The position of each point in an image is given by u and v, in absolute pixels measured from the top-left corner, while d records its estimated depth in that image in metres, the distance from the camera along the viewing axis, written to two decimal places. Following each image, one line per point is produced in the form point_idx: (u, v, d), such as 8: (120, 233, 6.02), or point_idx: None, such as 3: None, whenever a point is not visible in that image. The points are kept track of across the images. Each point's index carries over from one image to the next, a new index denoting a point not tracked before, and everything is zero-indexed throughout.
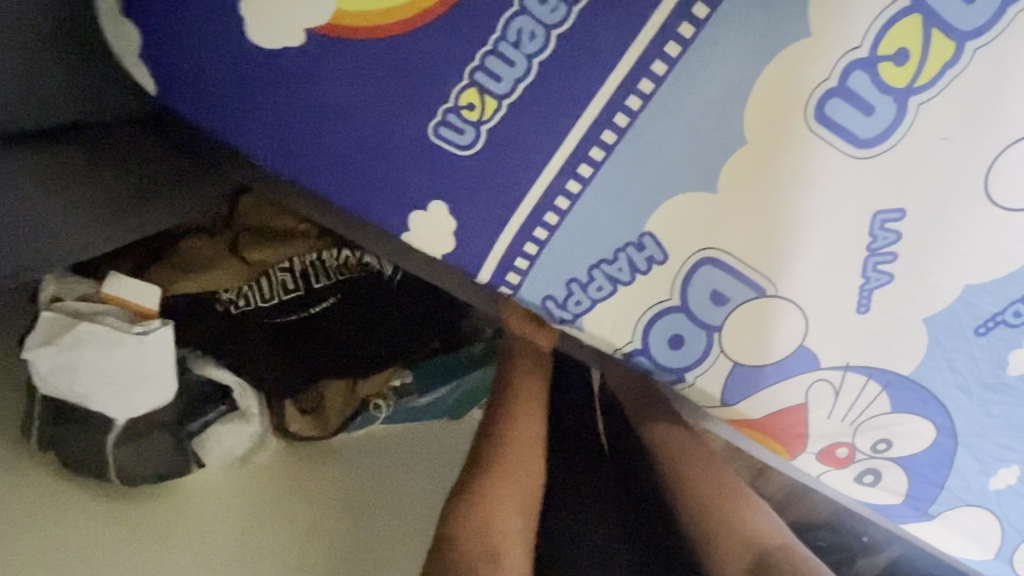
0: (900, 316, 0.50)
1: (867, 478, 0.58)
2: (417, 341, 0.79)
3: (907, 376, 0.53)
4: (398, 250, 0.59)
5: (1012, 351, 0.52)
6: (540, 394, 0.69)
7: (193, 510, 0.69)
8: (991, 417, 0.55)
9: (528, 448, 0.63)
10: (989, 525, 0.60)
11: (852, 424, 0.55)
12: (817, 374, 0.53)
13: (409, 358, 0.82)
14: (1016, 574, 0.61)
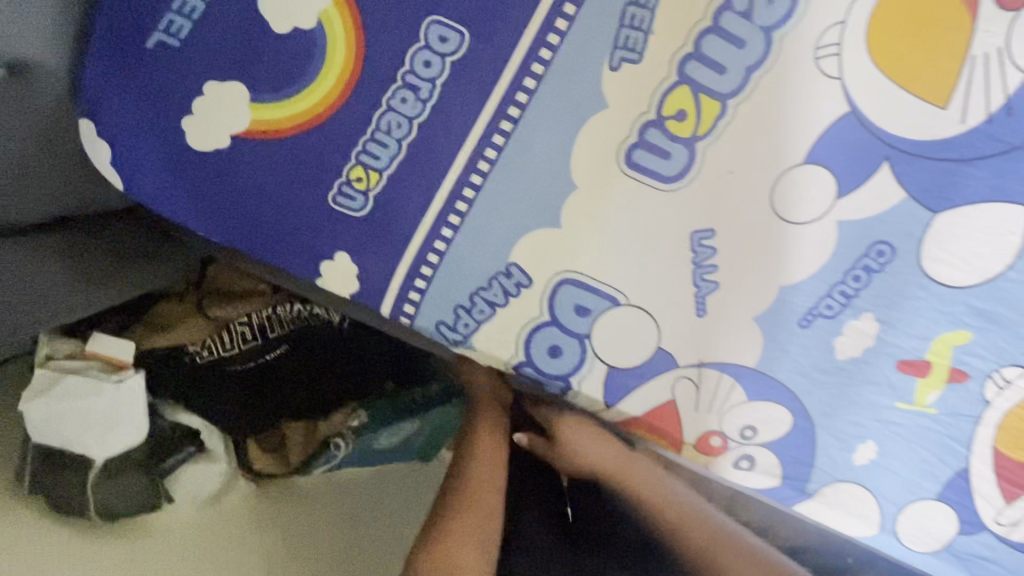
0: (733, 317, 0.62)
1: (743, 464, 0.66)
2: (368, 381, 0.90)
3: (754, 368, 0.63)
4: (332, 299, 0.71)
5: (834, 339, 0.62)
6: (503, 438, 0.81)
7: (164, 546, 0.77)
8: (835, 397, 0.64)
9: (480, 497, 0.76)
10: (867, 500, 0.66)
11: (718, 414, 0.64)
12: (678, 372, 0.63)
13: (364, 394, 0.91)
14: (904, 547, 0.67)
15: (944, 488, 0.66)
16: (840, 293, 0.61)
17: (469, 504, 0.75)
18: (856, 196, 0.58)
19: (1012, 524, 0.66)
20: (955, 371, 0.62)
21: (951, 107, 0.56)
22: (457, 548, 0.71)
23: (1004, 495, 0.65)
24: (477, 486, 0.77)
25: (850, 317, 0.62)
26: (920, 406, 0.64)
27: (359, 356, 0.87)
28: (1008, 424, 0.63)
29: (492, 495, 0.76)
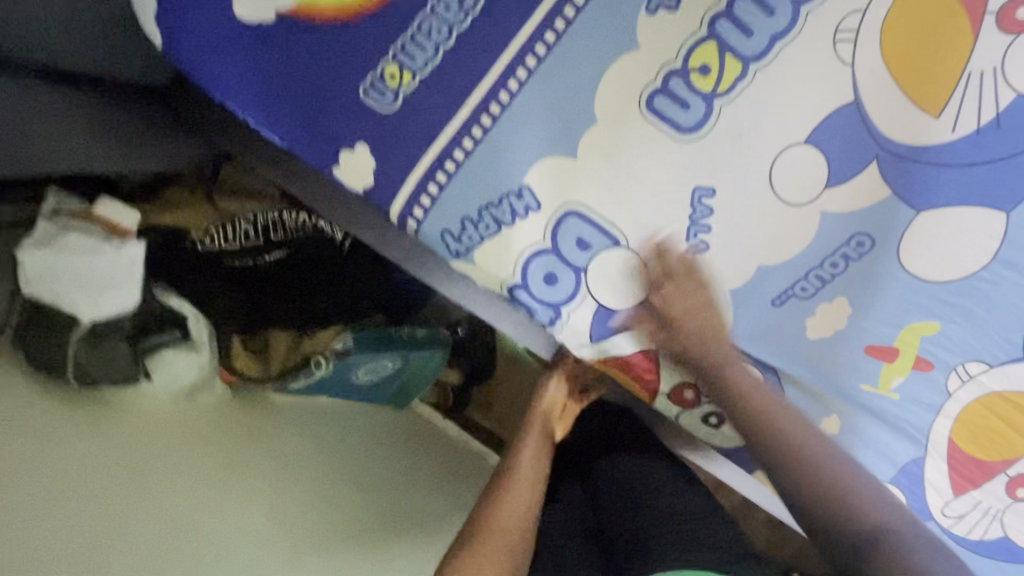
0: (721, 282, 0.63)
1: (711, 420, 0.70)
2: (358, 308, 0.91)
3: (730, 336, 0.65)
4: (353, 213, 0.73)
5: (807, 319, 0.64)
6: (542, 477, 0.75)
7: (133, 430, 0.76)
8: (810, 370, 0.65)
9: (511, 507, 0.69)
10: None
11: (694, 372, 0.67)
12: (658, 325, 0.65)
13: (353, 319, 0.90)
14: None
15: (898, 472, 0.68)
16: (815, 276, 0.62)
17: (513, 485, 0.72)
18: (849, 184, 0.60)
19: (954, 516, 0.69)
20: (920, 359, 0.64)
21: (943, 117, 0.57)
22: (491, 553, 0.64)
23: (952, 486, 0.68)
24: (504, 534, 0.66)
25: (822, 301, 0.63)
26: (883, 391, 0.66)
27: (353, 278, 0.90)
28: (964, 417, 0.65)
29: (518, 556, 0.65)
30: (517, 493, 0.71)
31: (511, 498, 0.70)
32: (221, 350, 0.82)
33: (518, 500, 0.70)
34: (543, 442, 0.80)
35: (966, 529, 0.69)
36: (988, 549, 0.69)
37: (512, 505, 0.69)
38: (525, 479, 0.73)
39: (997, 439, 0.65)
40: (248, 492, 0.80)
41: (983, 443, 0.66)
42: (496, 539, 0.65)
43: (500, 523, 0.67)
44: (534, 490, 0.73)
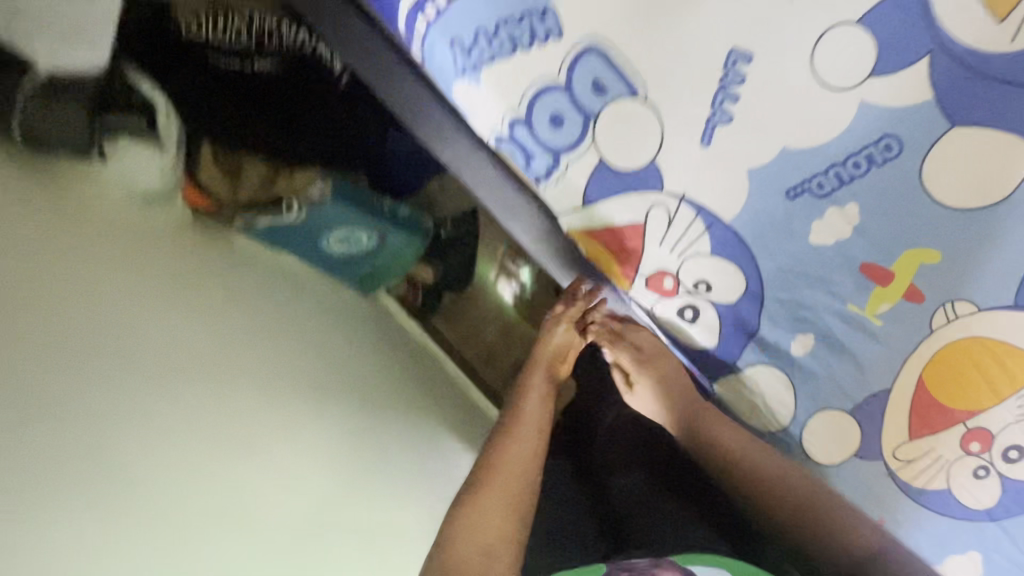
0: (732, 162, 0.59)
1: (688, 311, 0.70)
2: (339, 153, 0.86)
3: (730, 225, 0.61)
4: (354, 32, 0.71)
5: (811, 219, 0.61)
6: (544, 424, 0.74)
7: (97, 214, 0.73)
8: (802, 276, 0.64)
9: (508, 474, 0.66)
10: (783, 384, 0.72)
11: (678, 257, 0.64)
12: (653, 200, 0.62)
13: (328, 165, 0.85)
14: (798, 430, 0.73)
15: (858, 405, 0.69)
16: (834, 175, 0.58)
17: (512, 439, 0.70)
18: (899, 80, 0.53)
19: (904, 460, 0.68)
20: (913, 289, 0.61)
21: (1009, 22, 0.48)
22: (488, 509, 0.62)
23: (909, 428, 0.66)
24: (508, 489, 0.64)
25: (833, 203, 0.60)
26: (867, 315, 0.64)
27: (340, 118, 0.86)
28: (938, 358, 0.63)
29: (526, 500, 0.65)
30: (521, 441, 0.70)
31: (515, 448, 0.69)
32: (191, 156, 0.79)
33: (520, 448, 0.69)
34: (544, 394, 0.78)
35: (913, 475, 0.68)
36: (929, 501, 0.68)
37: (514, 459, 0.68)
38: (526, 437, 0.71)
39: (970, 389, 0.62)
40: (211, 318, 0.78)
41: (952, 389, 0.63)
42: (501, 485, 0.64)
43: (502, 472, 0.66)
44: (538, 437, 0.72)
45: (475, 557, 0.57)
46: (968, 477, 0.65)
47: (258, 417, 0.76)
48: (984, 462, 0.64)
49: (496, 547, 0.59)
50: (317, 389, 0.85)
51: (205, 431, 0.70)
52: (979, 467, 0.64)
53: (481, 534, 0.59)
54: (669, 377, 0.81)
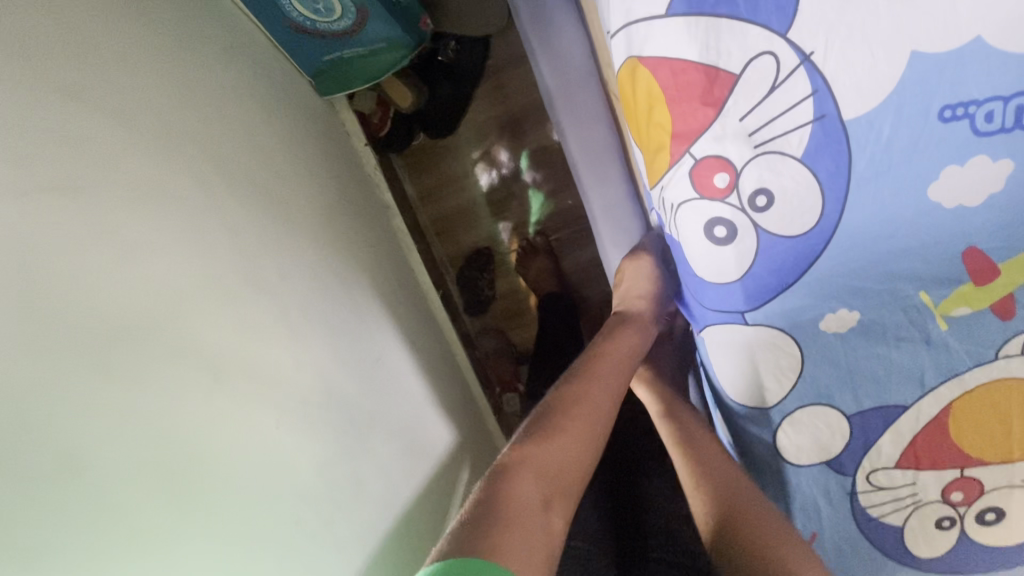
0: (898, 26, 0.38)
1: (718, 230, 0.48)
2: None
3: (843, 121, 0.42)
4: None
5: (946, 162, 0.41)
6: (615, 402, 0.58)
7: None
8: (891, 242, 0.45)
9: (559, 456, 0.50)
10: (788, 368, 0.54)
11: (754, 145, 0.44)
12: (771, 44, 0.41)
13: None
14: (772, 425, 0.57)
15: (859, 415, 0.54)
16: (1015, 109, 0.39)
17: (571, 418, 0.53)
18: None
19: (875, 487, 0.57)
20: (1009, 300, 0.46)
21: None
22: (523, 499, 0.45)
23: (899, 455, 0.55)
24: (560, 477, 0.49)
25: (983, 150, 0.40)
26: (936, 314, 0.48)
27: None
28: (988, 394, 0.50)
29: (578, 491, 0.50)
30: (599, 392, 0.57)
31: (591, 398, 0.56)
32: None
33: (595, 399, 0.56)
34: (635, 348, 0.63)
35: (873, 503, 0.58)
36: (873, 532, 0.60)
37: (591, 413, 0.55)
38: (589, 417, 0.54)
39: (999, 437, 0.51)
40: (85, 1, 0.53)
41: (981, 433, 0.51)
42: (572, 436, 0.52)
43: (579, 420, 0.54)
44: (618, 393, 0.59)
45: (533, 509, 0.45)
46: (930, 524, 0.58)
47: (102, 144, 0.50)
48: (954, 514, 0.56)
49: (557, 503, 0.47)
50: (202, 167, 0.62)
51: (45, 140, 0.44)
52: (947, 517, 0.57)
53: (527, 535, 0.42)
54: (683, 416, 0.65)
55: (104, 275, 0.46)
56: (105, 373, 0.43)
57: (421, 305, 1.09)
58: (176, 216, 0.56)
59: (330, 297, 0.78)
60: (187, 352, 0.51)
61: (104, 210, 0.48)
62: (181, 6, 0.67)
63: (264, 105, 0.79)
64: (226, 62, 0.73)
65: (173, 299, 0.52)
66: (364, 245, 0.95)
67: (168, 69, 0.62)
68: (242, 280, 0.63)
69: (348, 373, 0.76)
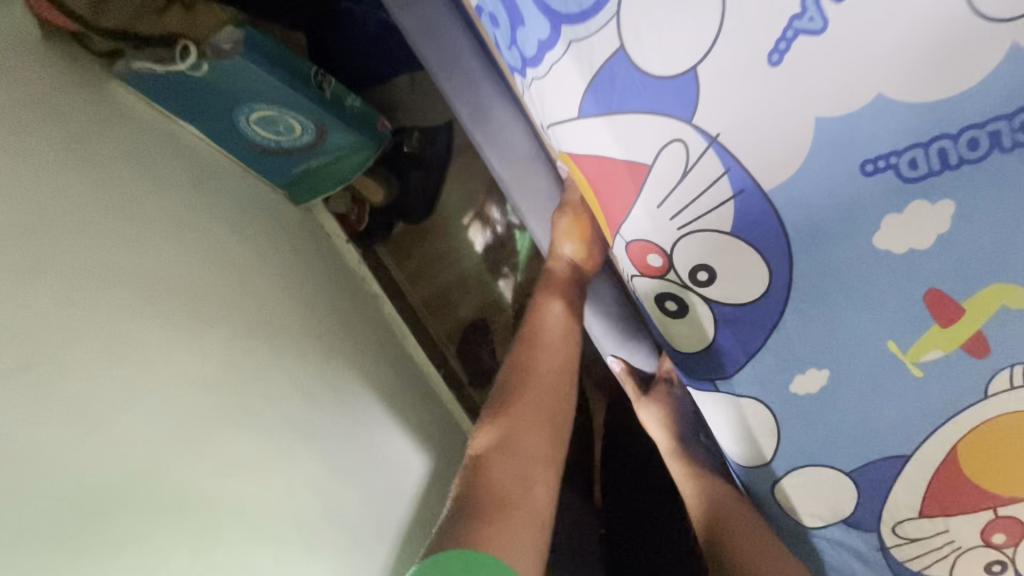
0: (805, 95, 0.40)
1: (668, 304, 0.50)
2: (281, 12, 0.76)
3: (765, 192, 0.43)
4: None
5: (884, 213, 0.43)
6: (567, 352, 0.65)
7: None
8: (849, 297, 0.45)
9: (521, 428, 0.59)
10: (767, 431, 0.52)
11: (677, 228, 0.45)
12: (678, 131, 0.42)
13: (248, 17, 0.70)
14: (771, 489, 0.56)
15: (862, 467, 0.52)
16: (938, 152, 0.40)
17: (523, 392, 0.61)
18: None
19: (906, 540, 0.54)
20: (979, 339, 0.46)
21: None
22: (496, 476, 0.55)
23: (922, 504, 0.52)
24: (530, 443, 0.58)
25: (920, 195, 0.42)
26: (908, 362, 0.47)
27: None
28: (989, 428, 0.49)
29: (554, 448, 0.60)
30: (545, 364, 0.64)
31: (535, 377, 0.62)
32: None
33: (537, 376, 0.63)
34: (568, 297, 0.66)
35: (910, 556, 0.54)
36: None
37: (540, 386, 0.62)
38: (539, 384, 0.62)
39: (1011, 470, 0.49)
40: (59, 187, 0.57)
41: (990, 468, 0.50)
42: (530, 408, 0.60)
43: (531, 396, 0.61)
44: (566, 347, 0.65)
45: (512, 486, 0.55)
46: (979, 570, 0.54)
47: (82, 318, 0.52)
48: (1004, 558, 0.53)
49: (534, 474, 0.57)
50: (184, 312, 0.64)
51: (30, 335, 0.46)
52: (997, 562, 0.53)
53: (504, 505, 0.53)
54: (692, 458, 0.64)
55: (78, 457, 0.46)
56: (98, 552, 0.44)
57: (424, 391, 1.08)
58: (165, 366, 0.58)
59: (327, 409, 0.78)
60: (176, 508, 0.51)
61: (85, 379, 0.49)
62: (152, 164, 0.72)
63: (245, 233, 0.83)
64: (194, 197, 0.76)
65: (161, 454, 0.52)
66: (358, 345, 0.95)
67: (146, 224, 0.65)
68: (229, 417, 0.62)
69: (354, 486, 0.75)
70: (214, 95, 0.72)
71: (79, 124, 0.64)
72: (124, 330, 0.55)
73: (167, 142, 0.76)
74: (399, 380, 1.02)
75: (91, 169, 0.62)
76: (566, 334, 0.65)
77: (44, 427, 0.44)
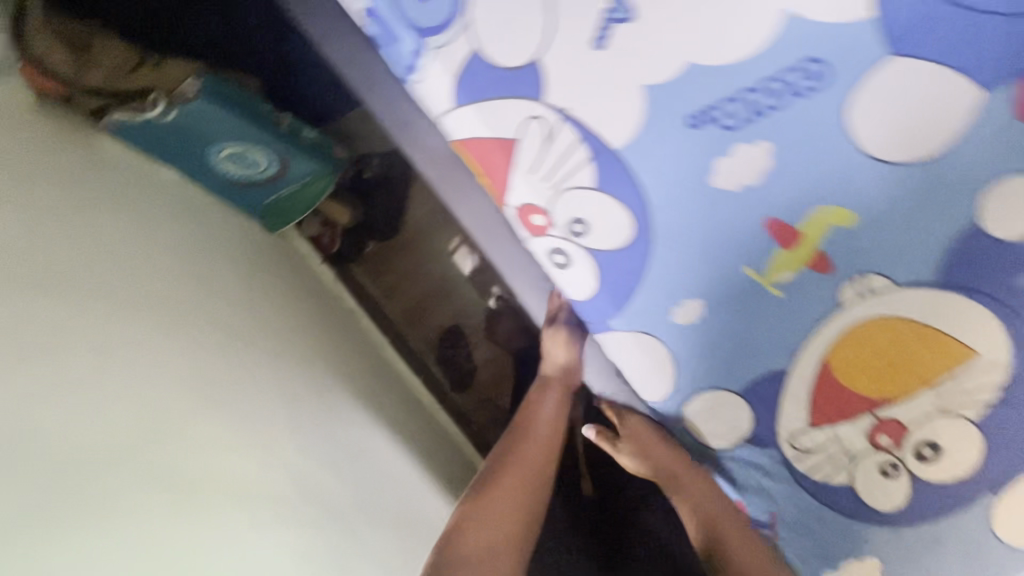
0: (628, 70, 0.49)
1: (557, 257, 0.57)
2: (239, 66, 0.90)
3: (615, 152, 0.52)
4: None
5: (715, 156, 0.52)
6: (552, 447, 0.78)
7: None
8: (702, 236, 0.54)
9: (501, 499, 0.71)
10: (662, 361, 0.60)
11: (550, 189, 0.54)
12: (534, 110, 0.51)
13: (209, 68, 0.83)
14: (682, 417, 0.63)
15: (749, 387, 0.61)
16: (747, 103, 0.50)
17: (510, 472, 0.74)
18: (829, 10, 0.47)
19: (801, 451, 0.62)
20: (822, 256, 0.55)
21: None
22: (472, 537, 0.66)
23: (810, 414, 0.60)
24: (502, 511, 0.70)
25: (740, 140, 0.51)
26: (767, 284, 0.56)
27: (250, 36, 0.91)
28: (848, 336, 0.57)
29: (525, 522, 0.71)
30: (530, 451, 0.77)
31: (521, 460, 0.75)
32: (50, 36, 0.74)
33: (528, 461, 0.75)
34: (555, 403, 0.80)
35: (808, 466, 0.62)
36: (823, 494, 0.63)
37: (523, 471, 0.74)
38: (527, 463, 0.75)
39: (872, 373, 0.57)
40: (61, 229, 0.68)
41: (858, 375, 0.58)
42: (512, 486, 0.73)
43: (513, 478, 0.73)
44: (552, 441, 0.78)
45: (483, 547, 0.65)
46: (874, 472, 0.61)
47: (79, 333, 0.61)
48: (893, 458, 0.60)
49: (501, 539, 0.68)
50: (168, 323, 0.73)
51: (38, 346, 0.56)
52: (888, 463, 0.60)
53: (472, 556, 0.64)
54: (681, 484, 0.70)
55: (70, 441, 0.54)
56: (94, 522, 0.52)
57: (402, 395, 1.18)
58: (152, 370, 0.67)
59: (305, 405, 0.88)
60: (167, 488, 0.61)
61: (82, 381, 0.58)
62: (142, 208, 0.83)
63: (230, 260, 0.95)
64: (180, 230, 0.87)
65: (150, 442, 0.61)
66: (333, 354, 1.05)
67: (137, 254, 0.76)
68: (208, 414, 0.70)
69: (334, 471, 0.86)
70: (184, 137, 0.83)
71: (81, 179, 0.76)
72: (114, 340, 0.64)
73: (152, 184, 0.88)
74: (375, 387, 1.11)
75: (86, 213, 0.73)
76: (551, 428, 0.79)
77: (50, 420, 0.53)
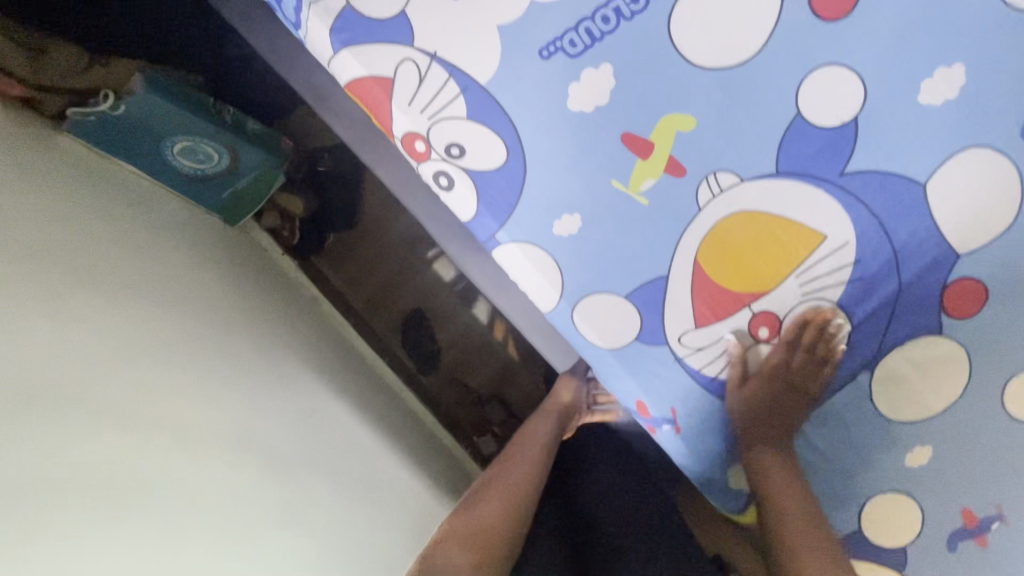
0: (481, 12, 0.58)
1: (441, 180, 0.64)
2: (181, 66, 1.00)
3: (480, 84, 0.60)
4: None
5: (568, 81, 0.59)
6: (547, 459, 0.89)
7: None
8: (568, 153, 0.62)
9: (505, 481, 0.82)
10: (549, 271, 0.66)
11: (427, 119, 0.61)
12: (406, 53, 0.59)
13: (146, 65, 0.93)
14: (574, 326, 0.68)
15: (635, 291, 0.65)
16: (585, 32, 0.58)
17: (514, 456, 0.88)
18: None
19: (694, 349, 0.66)
20: (673, 162, 0.61)
21: None
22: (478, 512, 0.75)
23: (697, 314, 0.65)
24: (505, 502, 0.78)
25: (586, 65, 0.59)
26: (632, 193, 0.63)
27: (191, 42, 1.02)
28: (714, 238, 0.63)
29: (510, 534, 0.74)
30: (524, 459, 0.87)
31: (514, 468, 0.84)
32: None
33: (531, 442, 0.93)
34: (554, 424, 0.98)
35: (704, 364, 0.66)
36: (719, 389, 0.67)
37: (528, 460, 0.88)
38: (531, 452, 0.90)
39: (743, 268, 0.63)
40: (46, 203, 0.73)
41: (730, 271, 0.64)
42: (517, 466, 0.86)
43: (511, 483, 0.81)
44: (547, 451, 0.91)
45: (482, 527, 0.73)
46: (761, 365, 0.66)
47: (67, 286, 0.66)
48: (774, 347, 0.65)
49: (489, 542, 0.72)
50: (138, 288, 0.78)
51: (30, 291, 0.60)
52: (772, 355, 0.66)
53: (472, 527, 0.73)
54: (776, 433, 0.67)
55: (60, 368, 0.58)
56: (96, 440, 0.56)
57: (369, 376, 1.22)
58: (131, 323, 0.71)
59: (271, 370, 0.93)
60: (156, 423, 0.64)
61: (70, 322, 0.62)
62: (106, 197, 0.88)
63: (191, 247, 1.00)
64: (141, 217, 0.92)
65: (136, 383, 0.65)
66: (299, 333, 1.11)
67: (109, 231, 0.82)
68: (184, 368, 0.75)
69: (305, 426, 0.91)
70: (134, 128, 0.92)
71: (47, 166, 0.80)
72: (94, 295, 0.69)
73: (109, 178, 0.93)
74: (344, 366, 1.16)
75: (62, 195, 0.78)
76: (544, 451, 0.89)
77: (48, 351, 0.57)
